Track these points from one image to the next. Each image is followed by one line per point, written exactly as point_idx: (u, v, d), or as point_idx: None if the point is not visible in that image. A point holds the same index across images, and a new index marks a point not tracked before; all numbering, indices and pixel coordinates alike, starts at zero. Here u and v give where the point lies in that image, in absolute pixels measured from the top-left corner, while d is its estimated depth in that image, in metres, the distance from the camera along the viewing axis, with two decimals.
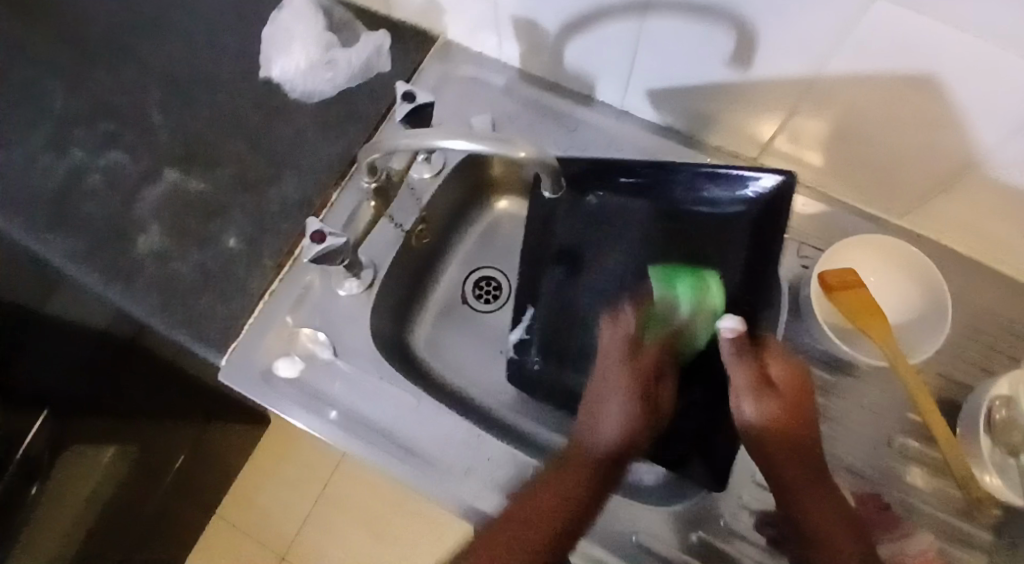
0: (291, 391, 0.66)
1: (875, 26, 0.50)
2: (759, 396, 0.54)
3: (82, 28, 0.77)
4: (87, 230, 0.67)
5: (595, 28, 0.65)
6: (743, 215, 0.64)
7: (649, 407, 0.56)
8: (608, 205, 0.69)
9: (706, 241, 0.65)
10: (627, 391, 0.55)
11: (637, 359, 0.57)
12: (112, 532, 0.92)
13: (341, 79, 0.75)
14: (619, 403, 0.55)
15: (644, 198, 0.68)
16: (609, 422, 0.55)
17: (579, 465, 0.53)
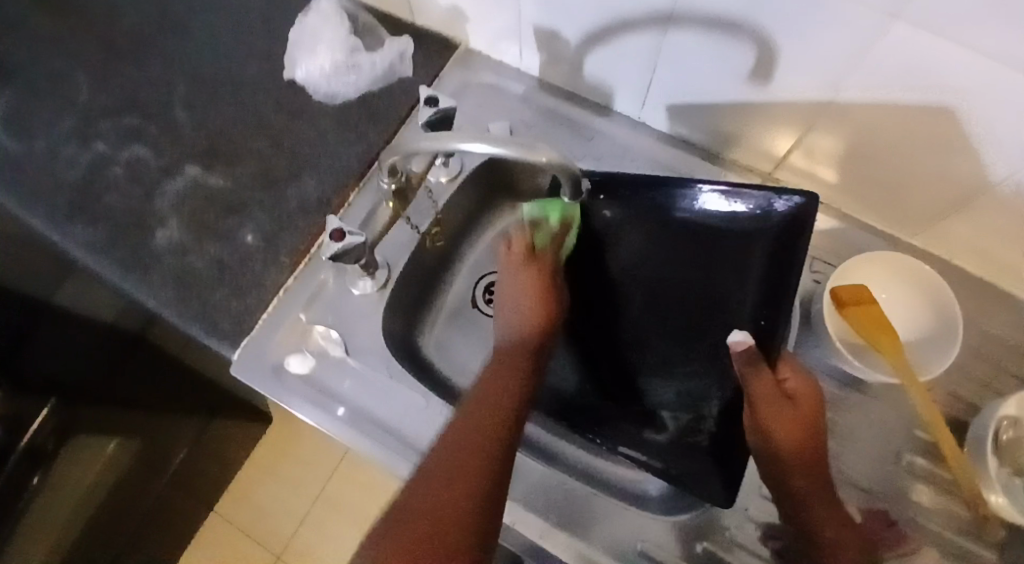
0: (301, 386, 0.65)
1: (889, 49, 0.52)
2: (780, 408, 0.53)
3: (116, 28, 0.80)
4: (108, 222, 0.69)
5: (617, 40, 0.67)
6: (770, 232, 0.58)
7: (556, 294, 0.61)
8: (615, 220, 0.64)
9: (724, 259, 0.61)
10: (533, 284, 0.60)
11: (538, 261, 0.62)
12: (111, 523, 0.90)
13: (364, 82, 0.76)
14: (526, 298, 0.60)
15: (646, 213, 0.63)
16: (515, 317, 0.59)
17: (513, 359, 0.56)
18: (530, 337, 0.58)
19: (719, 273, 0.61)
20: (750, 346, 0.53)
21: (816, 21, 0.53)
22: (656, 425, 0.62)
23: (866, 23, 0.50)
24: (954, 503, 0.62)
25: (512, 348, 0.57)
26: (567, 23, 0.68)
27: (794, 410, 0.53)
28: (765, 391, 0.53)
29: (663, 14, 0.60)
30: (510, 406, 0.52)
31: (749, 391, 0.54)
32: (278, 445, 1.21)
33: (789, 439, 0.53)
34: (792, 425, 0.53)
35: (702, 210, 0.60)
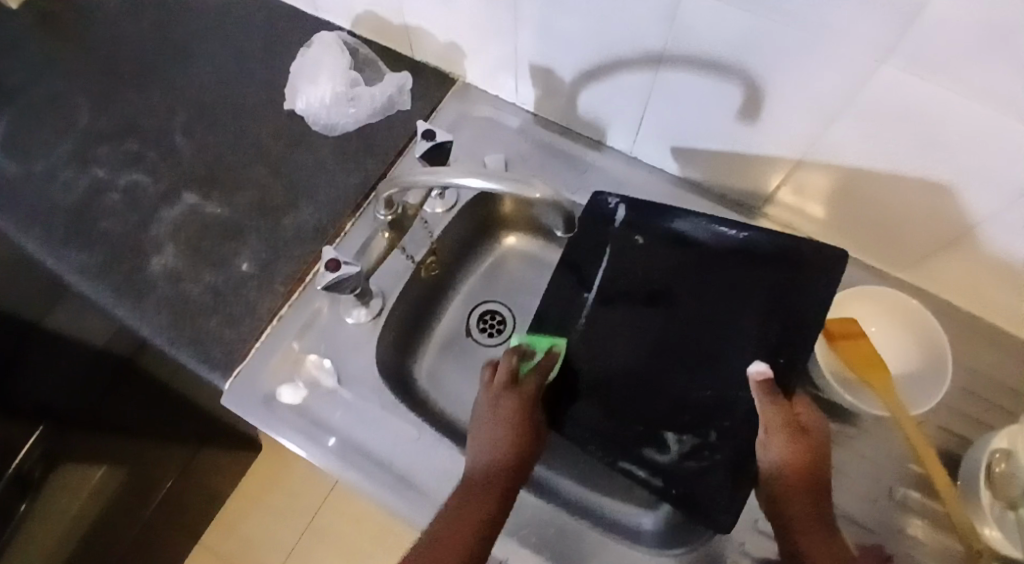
0: (292, 416, 0.65)
1: (878, 89, 0.53)
2: (793, 438, 0.55)
3: (118, 57, 0.81)
4: (104, 247, 0.69)
5: (611, 77, 0.68)
6: (800, 269, 0.61)
7: (531, 437, 0.56)
8: (641, 250, 0.66)
9: (743, 298, 0.63)
10: (509, 419, 0.56)
11: (519, 392, 0.59)
12: (89, 562, 0.86)
13: (363, 114, 0.78)
14: (502, 431, 0.56)
15: (674, 245, 0.66)
16: (489, 446, 0.55)
17: (477, 497, 0.52)
18: (496, 475, 0.53)
19: (742, 307, 0.63)
20: (768, 376, 0.56)
21: (808, 59, 0.54)
22: (660, 444, 0.62)
23: (859, 62, 0.52)
24: (947, 539, 0.61)
25: (475, 482, 0.53)
26: (562, 59, 0.69)
27: (802, 439, 0.55)
28: (775, 416, 0.55)
29: (657, 52, 0.62)
30: (471, 542, 0.49)
31: (761, 416, 0.56)
32: (267, 472, 1.20)
33: (791, 465, 0.54)
34: (796, 452, 0.54)
35: (735, 242, 0.64)
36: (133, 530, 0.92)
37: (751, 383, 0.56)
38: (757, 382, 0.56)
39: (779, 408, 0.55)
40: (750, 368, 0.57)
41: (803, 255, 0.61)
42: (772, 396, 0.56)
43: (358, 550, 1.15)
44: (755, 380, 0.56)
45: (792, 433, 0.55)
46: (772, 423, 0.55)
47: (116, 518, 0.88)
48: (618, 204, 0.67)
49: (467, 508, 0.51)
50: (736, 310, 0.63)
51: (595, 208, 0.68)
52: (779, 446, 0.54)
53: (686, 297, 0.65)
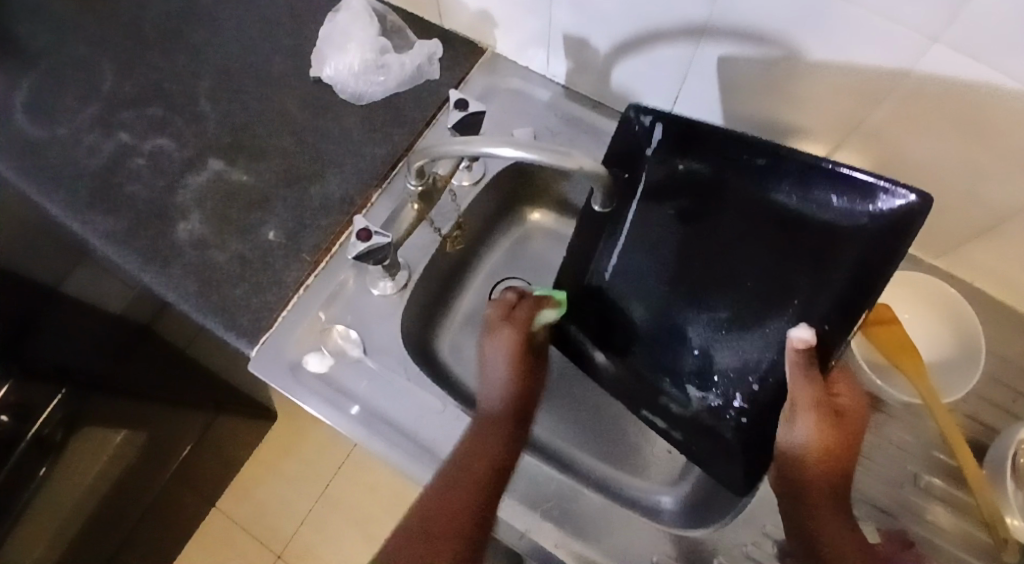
0: (318, 385, 0.65)
1: (931, 72, 0.52)
2: (819, 418, 0.56)
3: (143, 20, 0.80)
4: (129, 211, 0.69)
5: (648, 50, 0.67)
6: (863, 229, 0.52)
7: (531, 365, 0.66)
8: (695, 174, 0.61)
9: (809, 238, 0.55)
10: (512, 345, 0.64)
11: (514, 320, 0.66)
12: (108, 524, 0.89)
13: (391, 83, 0.76)
14: (505, 364, 0.64)
15: (727, 171, 0.59)
16: (495, 380, 0.64)
17: (494, 423, 0.61)
18: (511, 398, 0.63)
19: (795, 264, 0.57)
20: (809, 345, 0.55)
21: (854, 39, 0.53)
22: (684, 402, 0.66)
23: (903, 43, 0.51)
24: (971, 525, 0.62)
25: (497, 414, 0.61)
26: (597, 30, 0.68)
27: (830, 419, 0.56)
28: (804, 392, 0.55)
29: (697, 25, 0.60)
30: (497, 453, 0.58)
31: (792, 388, 0.56)
32: (283, 438, 1.21)
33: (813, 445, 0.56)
34: (818, 433, 0.55)
35: (793, 191, 0.56)
36: (155, 489, 0.95)
37: (788, 349, 0.56)
38: (796, 349, 0.55)
39: (809, 384, 0.55)
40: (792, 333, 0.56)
41: (867, 211, 0.52)
42: (803, 367, 0.55)
43: (369, 518, 1.16)
44: (793, 347, 0.56)
45: (819, 412, 0.56)
46: (801, 400, 0.56)
47: (134, 483, 0.91)
48: (652, 123, 0.61)
49: (489, 440, 0.59)
50: (788, 261, 0.57)
51: (625, 126, 0.62)
52: (804, 425, 0.56)
53: (730, 242, 0.60)
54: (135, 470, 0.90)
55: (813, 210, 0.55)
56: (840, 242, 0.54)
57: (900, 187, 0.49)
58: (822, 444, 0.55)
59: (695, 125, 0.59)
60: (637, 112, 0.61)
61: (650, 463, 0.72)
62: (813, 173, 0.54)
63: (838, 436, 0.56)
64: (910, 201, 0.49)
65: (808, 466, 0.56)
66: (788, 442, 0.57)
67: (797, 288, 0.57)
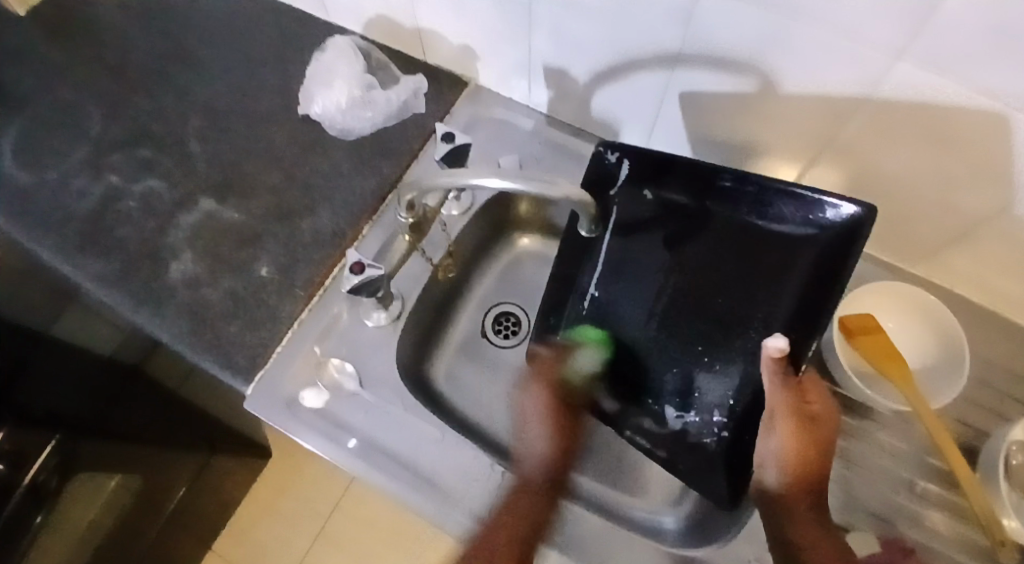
0: (314, 419, 0.65)
1: (895, 87, 0.54)
2: (795, 427, 0.56)
3: (129, 65, 0.82)
4: (120, 254, 0.69)
5: (627, 78, 0.69)
6: (813, 240, 0.61)
7: (570, 419, 0.67)
8: (663, 202, 0.68)
9: (769, 251, 0.63)
10: (546, 409, 0.67)
11: (550, 378, 0.68)
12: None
13: (379, 118, 0.78)
14: (543, 423, 0.66)
15: (694, 198, 0.67)
16: (536, 435, 0.66)
17: (533, 479, 0.62)
18: (550, 457, 0.65)
19: (760, 277, 0.63)
20: (785, 353, 0.54)
21: (822, 60, 0.56)
22: (659, 418, 0.67)
23: (871, 61, 0.53)
24: (967, 528, 0.62)
25: (538, 468, 0.64)
26: (577, 60, 0.70)
27: (806, 427, 0.56)
28: (779, 400, 0.57)
29: (671, 52, 0.63)
30: (533, 507, 0.60)
31: (768, 396, 0.57)
32: (279, 477, 1.19)
33: (791, 453, 0.56)
34: (796, 442, 0.56)
35: (751, 212, 0.64)
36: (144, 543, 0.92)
37: (765, 357, 0.55)
38: (772, 357, 0.54)
39: (782, 392, 0.56)
40: (767, 341, 0.55)
41: (816, 223, 0.60)
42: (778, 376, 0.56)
43: (366, 552, 1.15)
44: (769, 355, 0.54)
45: (796, 419, 0.56)
46: (775, 408, 0.57)
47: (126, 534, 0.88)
48: (620, 159, 0.67)
49: (520, 500, 0.60)
50: (755, 277, 0.64)
51: (596, 160, 0.68)
52: (782, 431, 0.57)
53: (706, 261, 0.66)
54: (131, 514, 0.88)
55: (767, 229, 0.63)
56: (796, 252, 0.62)
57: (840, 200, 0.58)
58: (796, 450, 0.56)
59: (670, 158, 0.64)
60: (606, 148, 0.67)
61: (646, 485, 0.72)
62: (769, 192, 0.62)
63: (818, 445, 0.56)
64: (857, 211, 0.57)
65: (784, 471, 0.57)
66: (766, 446, 0.58)
67: (770, 299, 0.63)
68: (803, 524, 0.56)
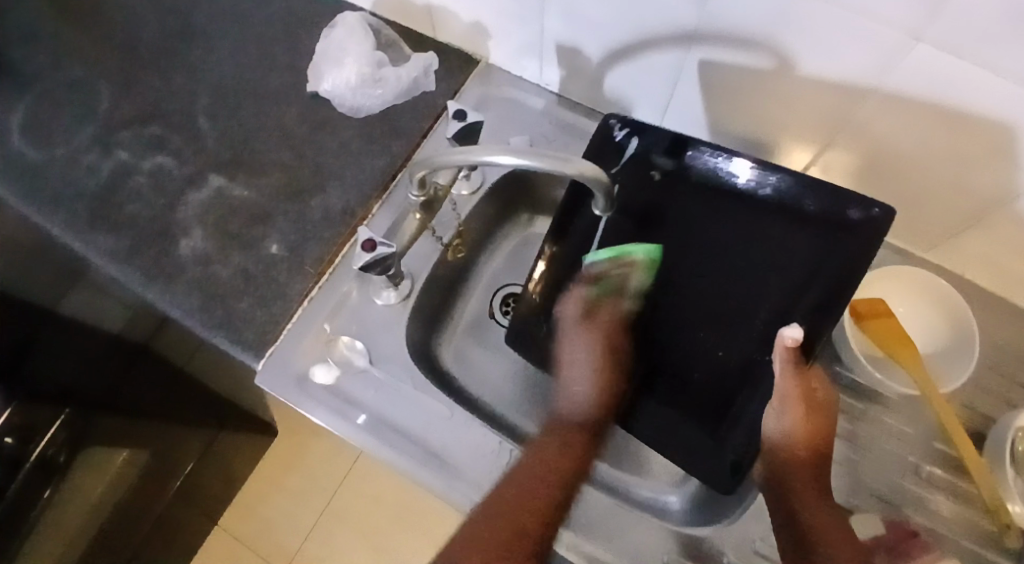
0: (324, 394, 0.65)
1: (912, 69, 0.54)
2: (800, 410, 0.56)
3: (137, 40, 0.81)
4: (130, 230, 0.69)
5: (639, 57, 0.68)
6: (829, 233, 0.62)
7: (615, 375, 0.63)
8: (672, 182, 0.68)
9: (780, 239, 0.64)
10: (590, 356, 0.62)
11: (595, 317, 0.63)
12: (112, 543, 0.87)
13: (389, 96, 0.77)
14: (590, 371, 0.62)
15: (706, 183, 0.67)
16: (579, 386, 0.62)
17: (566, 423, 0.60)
18: (591, 412, 0.61)
19: (771, 261, 0.64)
20: (798, 343, 0.55)
21: (840, 39, 0.55)
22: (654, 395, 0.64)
23: (889, 43, 0.53)
24: (972, 513, 0.63)
25: (577, 418, 0.61)
26: (589, 39, 0.69)
27: (813, 411, 0.57)
28: (790, 387, 0.56)
29: (687, 32, 0.62)
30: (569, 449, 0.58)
31: (777, 383, 0.57)
32: (285, 452, 1.20)
33: (800, 435, 0.56)
34: (805, 424, 0.56)
35: (765, 198, 0.65)
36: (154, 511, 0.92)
37: (780, 347, 0.55)
38: (787, 347, 0.55)
39: (793, 379, 0.56)
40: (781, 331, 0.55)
41: (837, 217, 0.61)
42: (791, 363, 0.56)
43: (372, 528, 1.16)
44: (784, 344, 0.55)
45: (806, 404, 0.56)
46: (782, 394, 0.57)
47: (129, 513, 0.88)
48: (629, 137, 0.69)
49: (551, 446, 0.58)
50: (765, 262, 0.64)
51: (602, 132, 0.69)
52: (791, 416, 0.56)
53: (714, 240, 0.66)
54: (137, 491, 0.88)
55: (779, 220, 0.65)
56: (809, 246, 0.63)
57: (864, 199, 0.60)
58: (804, 433, 0.56)
59: (691, 140, 0.67)
60: (617, 122, 0.68)
61: (650, 465, 0.73)
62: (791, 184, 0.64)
63: (821, 430, 0.57)
64: (876, 212, 0.59)
65: (792, 455, 0.57)
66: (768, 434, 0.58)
67: (780, 281, 0.63)
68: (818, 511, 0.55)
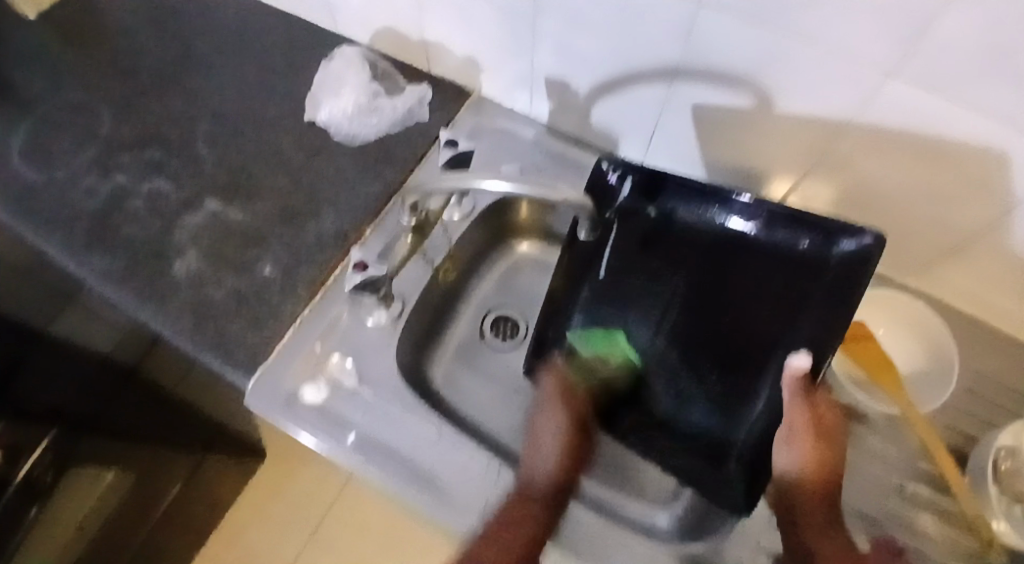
0: (313, 415, 0.65)
1: (886, 106, 0.57)
2: (806, 439, 0.58)
3: (139, 68, 0.84)
4: (125, 251, 0.70)
5: (625, 92, 0.71)
6: (826, 268, 0.63)
7: (577, 445, 0.65)
8: (667, 221, 0.71)
9: (785, 276, 0.66)
10: (557, 431, 0.66)
11: (570, 398, 0.67)
12: None
13: (384, 124, 0.80)
14: (551, 442, 0.65)
15: (704, 221, 0.70)
16: (542, 458, 0.64)
17: (525, 494, 0.60)
18: (554, 480, 0.62)
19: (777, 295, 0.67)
20: (804, 371, 0.58)
21: (815, 75, 0.58)
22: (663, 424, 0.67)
23: (864, 80, 0.56)
24: (958, 534, 0.63)
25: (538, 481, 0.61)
26: (578, 73, 0.72)
27: (821, 438, 0.58)
28: (799, 416, 0.58)
29: (671, 67, 0.65)
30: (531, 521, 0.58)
31: (788, 412, 0.59)
32: (269, 483, 1.18)
33: (809, 466, 0.57)
34: (815, 454, 0.57)
35: (762, 232, 0.67)
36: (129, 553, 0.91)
37: (787, 376, 0.58)
38: (794, 375, 0.58)
39: (801, 407, 0.58)
40: (789, 360, 0.58)
41: (830, 251, 0.63)
42: (801, 394, 0.58)
43: (357, 558, 1.14)
44: (791, 373, 0.58)
45: (815, 433, 0.58)
46: (794, 423, 0.58)
47: (110, 544, 0.87)
48: (621, 178, 0.71)
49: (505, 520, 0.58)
50: (773, 296, 0.66)
51: (594, 177, 0.71)
52: (799, 447, 0.58)
53: (716, 274, 0.70)
54: (107, 529, 0.86)
55: (778, 255, 0.67)
56: (817, 277, 0.64)
57: (852, 228, 0.60)
58: (815, 460, 0.57)
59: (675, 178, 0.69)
60: (610, 165, 0.71)
61: (643, 484, 0.72)
62: (782, 217, 0.65)
63: (829, 457, 0.58)
64: (867, 242, 0.59)
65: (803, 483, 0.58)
66: (776, 465, 0.59)
67: (786, 316, 0.65)
68: (824, 534, 0.57)
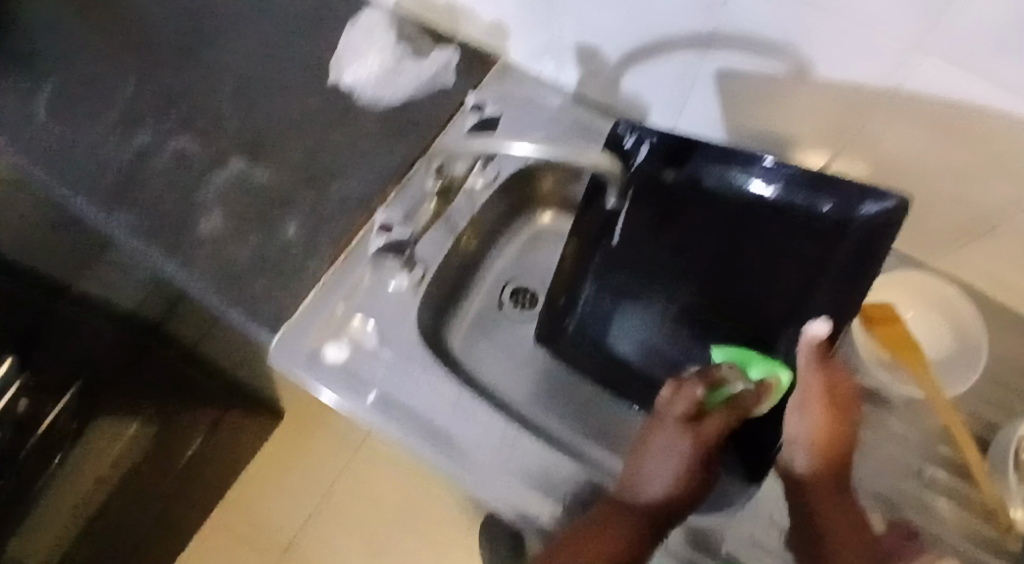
0: (335, 374, 0.66)
1: (914, 81, 0.56)
2: (821, 407, 0.56)
3: (165, 25, 0.83)
4: (151, 207, 0.71)
5: (654, 61, 0.70)
6: (849, 234, 0.61)
7: (699, 471, 0.58)
8: (684, 187, 0.69)
9: (806, 243, 0.64)
10: (678, 464, 0.57)
11: (696, 427, 0.58)
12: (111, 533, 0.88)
13: (409, 87, 0.80)
14: (665, 479, 0.57)
15: (722, 187, 0.68)
16: (655, 485, 0.57)
17: (619, 509, 0.58)
18: (661, 511, 0.57)
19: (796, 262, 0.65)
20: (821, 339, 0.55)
21: (842, 48, 0.57)
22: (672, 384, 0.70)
23: (892, 55, 0.54)
24: (973, 518, 0.63)
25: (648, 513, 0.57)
26: (608, 40, 0.71)
27: (836, 408, 0.57)
28: (816, 383, 0.56)
29: (703, 36, 0.64)
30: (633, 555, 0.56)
31: (804, 378, 0.57)
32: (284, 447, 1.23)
33: (821, 436, 0.56)
34: (828, 424, 0.56)
35: (782, 196, 0.65)
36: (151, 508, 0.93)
37: (805, 343, 0.55)
38: (811, 342, 0.55)
39: (818, 374, 0.56)
40: (806, 327, 0.55)
41: (852, 215, 0.60)
42: (816, 360, 0.56)
43: (367, 521, 1.19)
44: (808, 341, 0.55)
45: (829, 401, 0.56)
46: (811, 392, 0.56)
47: (136, 488, 0.89)
48: (637, 143, 0.68)
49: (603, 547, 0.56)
50: (790, 264, 0.65)
51: (611, 139, 0.68)
52: (814, 415, 0.56)
53: (733, 240, 0.68)
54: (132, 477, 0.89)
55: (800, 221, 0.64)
56: (838, 244, 0.62)
57: (874, 192, 0.57)
58: (829, 429, 0.56)
59: (693, 142, 0.66)
60: (627, 129, 0.67)
61: None
62: (806, 182, 0.62)
63: (842, 427, 0.57)
64: (889, 207, 0.56)
65: (814, 451, 0.57)
66: (788, 431, 0.58)
67: (804, 285, 0.65)
68: (833, 505, 0.57)
